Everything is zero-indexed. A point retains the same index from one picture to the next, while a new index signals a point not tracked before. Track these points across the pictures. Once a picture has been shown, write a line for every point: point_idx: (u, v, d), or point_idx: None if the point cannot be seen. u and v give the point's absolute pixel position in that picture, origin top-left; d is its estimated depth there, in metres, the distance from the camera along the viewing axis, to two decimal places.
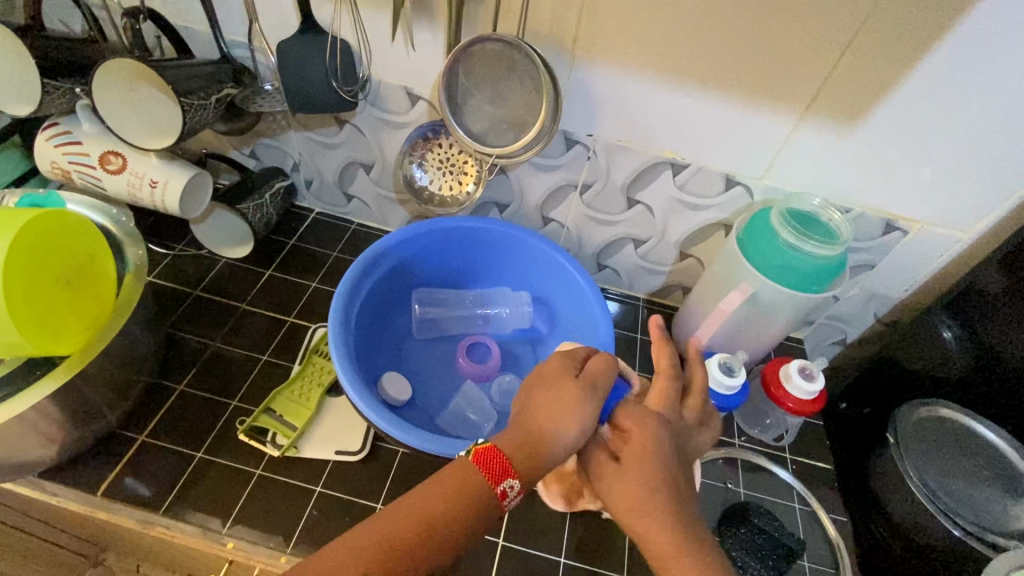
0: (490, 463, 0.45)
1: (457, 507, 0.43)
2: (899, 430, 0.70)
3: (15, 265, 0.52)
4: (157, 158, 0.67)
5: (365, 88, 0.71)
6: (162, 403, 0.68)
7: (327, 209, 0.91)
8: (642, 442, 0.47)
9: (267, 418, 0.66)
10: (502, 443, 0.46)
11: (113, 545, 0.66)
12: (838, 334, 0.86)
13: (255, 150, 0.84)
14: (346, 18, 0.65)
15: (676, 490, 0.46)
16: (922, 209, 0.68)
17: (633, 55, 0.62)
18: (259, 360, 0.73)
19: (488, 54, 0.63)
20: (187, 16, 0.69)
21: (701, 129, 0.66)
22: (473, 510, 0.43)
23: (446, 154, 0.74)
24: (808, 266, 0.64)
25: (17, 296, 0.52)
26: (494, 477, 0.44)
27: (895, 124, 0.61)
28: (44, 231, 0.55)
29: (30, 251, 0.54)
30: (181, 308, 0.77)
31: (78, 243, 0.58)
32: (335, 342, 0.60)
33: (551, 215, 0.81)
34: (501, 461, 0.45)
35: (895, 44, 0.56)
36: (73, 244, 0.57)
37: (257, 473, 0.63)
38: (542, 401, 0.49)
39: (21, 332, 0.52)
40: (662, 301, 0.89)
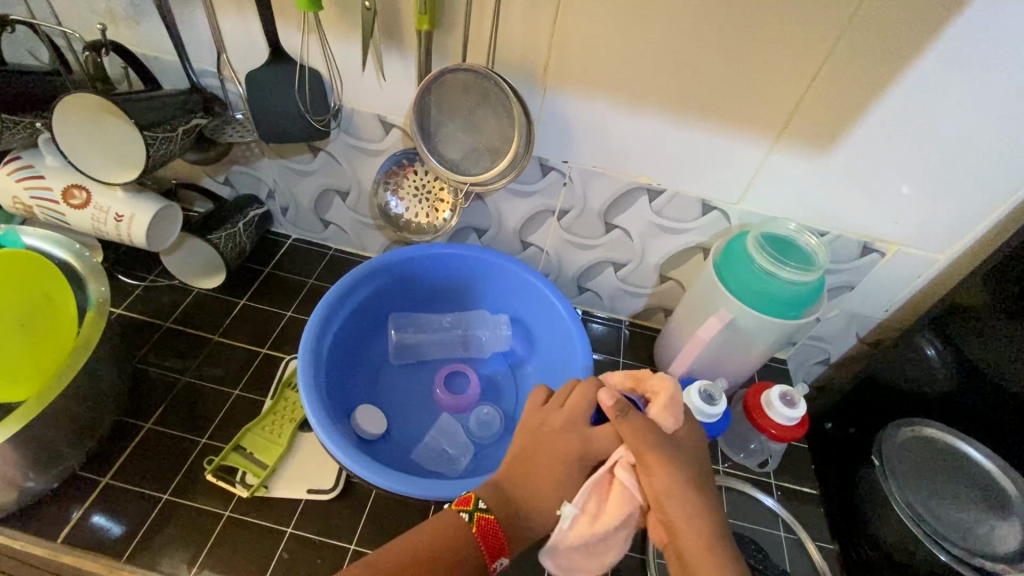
0: (491, 543, 0.48)
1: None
2: (883, 452, 0.68)
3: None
4: (122, 190, 0.66)
5: (337, 116, 0.70)
6: (128, 442, 0.66)
7: (304, 235, 0.90)
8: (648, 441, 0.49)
9: (236, 456, 0.64)
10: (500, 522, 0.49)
11: None
12: (820, 354, 0.86)
13: (229, 177, 0.83)
14: (314, 48, 0.64)
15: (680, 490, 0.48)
16: (898, 231, 0.68)
17: (606, 84, 0.62)
18: (231, 395, 0.71)
19: (459, 83, 0.62)
20: (156, 47, 0.68)
21: (676, 156, 0.66)
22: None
23: (422, 181, 0.73)
24: (782, 292, 0.64)
25: None
26: (490, 556, 0.48)
27: (866, 148, 0.62)
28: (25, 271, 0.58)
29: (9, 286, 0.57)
30: (151, 341, 0.75)
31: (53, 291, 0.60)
32: (304, 378, 0.59)
33: (529, 240, 0.81)
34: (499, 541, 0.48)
35: (862, 71, 0.56)
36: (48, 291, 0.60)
37: (226, 515, 0.61)
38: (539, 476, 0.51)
39: None
40: (644, 324, 0.89)
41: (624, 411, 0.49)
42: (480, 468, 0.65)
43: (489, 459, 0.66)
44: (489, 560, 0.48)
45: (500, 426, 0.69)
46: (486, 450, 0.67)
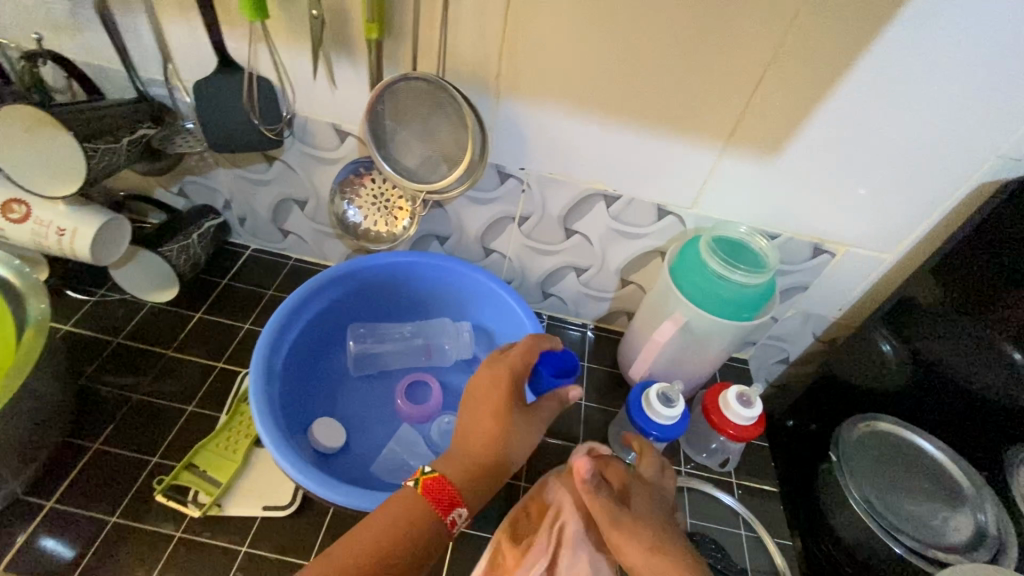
0: (438, 497, 0.51)
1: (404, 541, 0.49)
2: (841, 448, 0.70)
3: None
4: (64, 203, 0.63)
5: (290, 124, 0.69)
6: (75, 464, 0.63)
7: (263, 245, 0.88)
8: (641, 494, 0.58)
9: (189, 475, 0.62)
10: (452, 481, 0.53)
11: None
12: (780, 353, 0.87)
13: (184, 187, 0.81)
14: (263, 56, 0.63)
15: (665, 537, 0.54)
16: (846, 233, 0.70)
17: (557, 92, 0.62)
18: (185, 412, 0.69)
19: (411, 91, 0.62)
20: (101, 54, 0.66)
21: (630, 162, 0.67)
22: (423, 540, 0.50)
23: (380, 189, 0.71)
24: (735, 295, 0.65)
25: None
26: (443, 509, 0.51)
27: (812, 152, 0.63)
28: None
29: None
30: (101, 357, 0.72)
31: None
32: (256, 393, 0.58)
33: (491, 246, 0.81)
34: (452, 495, 0.52)
35: (805, 76, 0.57)
36: None
37: (177, 537, 0.59)
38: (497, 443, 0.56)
39: None
40: (608, 327, 0.89)
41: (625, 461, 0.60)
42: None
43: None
44: (442, 513, 0.51)
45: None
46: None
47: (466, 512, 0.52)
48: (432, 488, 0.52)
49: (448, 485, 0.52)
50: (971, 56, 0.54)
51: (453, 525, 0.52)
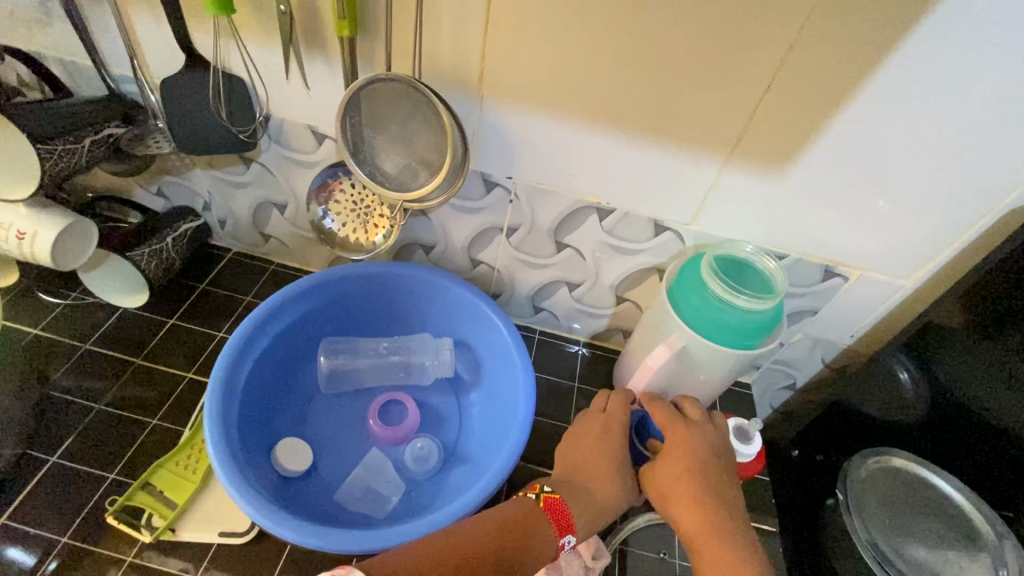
0: (557, 516, 0.53)
1: (524, 542, 0.50)
2: (848, 485, 0.65)
3: None
4: (24, 206, 0.60)
5: (265, 126, 0.65)
6: (29, 477, 0.61)
7: (245, 248, 0.85)
8: (681, 443, 0.57)
9: (144, 495, 0.59)
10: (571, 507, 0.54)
11: None
12: (786, 379, 0.82)
13: (162, 188, 0.78)
14: (232, 54, 0.59)
15: (703, 486, 0.55)
16: (860, 256, 0.64)
17: (545, 98, 0.57)
18: (148, 425, 0.66)
19: (387, 93, 0.57)
20: (69, 50, 0.63)
21: (625, 175, 0.62)
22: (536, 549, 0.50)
23: (354, 195, 0.68)
24: (736, 321, 0.59)
25: None
26: (560, 529, 0.52)
27: (823, 169, 0.58)
28: None
29: None
30: (68, 362, 0.70)
31: None
32: (211, 417, 0.55)
33: (478, 257, 0.76)
34: (567, 518, 0.53)
35: (820, 84, 0.51)
36: None
37: (128, 561, 0.57)
38: (587, 481, 0.57)
39: None
40: (603, 345, 0.84)
41: (674, 417, 0.60)
42: (408, 509, 0.61)
43: (421, 499, 0.62)
44: (558, 533, 0.52)
45: (436, 462, 0.65)
46: (420, 488, 0.63)
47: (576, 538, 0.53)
48: (556, 505, 0.53)
49: (567, 507, 0.53)
50: (1010, 65, 0.48)
51: (562, 548, 0.52)
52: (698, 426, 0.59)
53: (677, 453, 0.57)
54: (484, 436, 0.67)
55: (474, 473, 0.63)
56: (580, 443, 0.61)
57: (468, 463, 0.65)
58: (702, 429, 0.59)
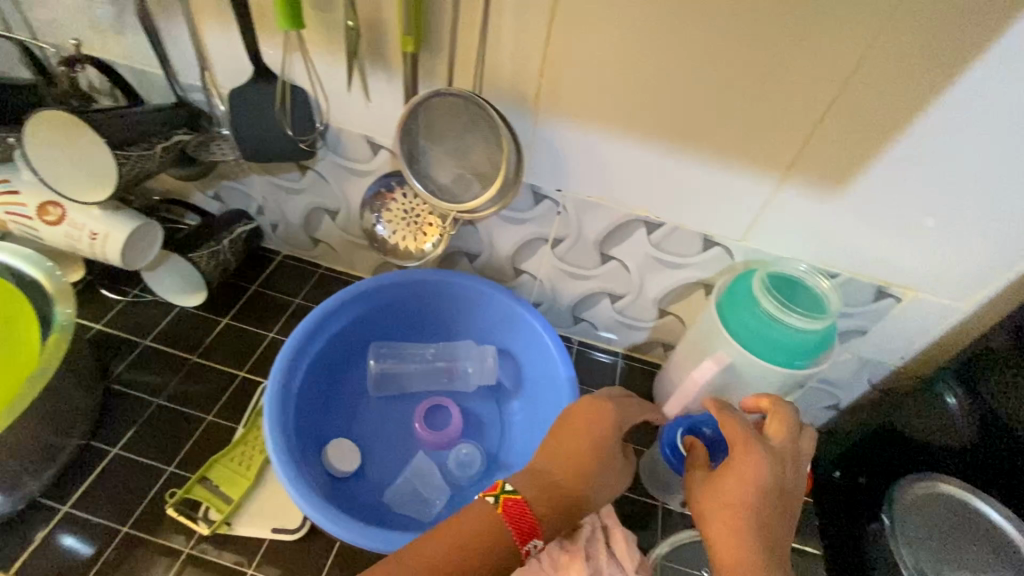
0: (520, 520, 0.48)
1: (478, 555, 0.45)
2: (893, 511, 0.63)
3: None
4: (98, 209, 0.63)
5: (324, 136, 0.67)
6: (94, 467, 0.63)
7: (294, 251, 0.87)
8: (749, 467, 0.48)
9: (201, 489, 0.62)
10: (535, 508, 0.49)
11: None
12: (830, 399, 0.80)
13: (219, 192, 0.81)
14: (297, 66, 0.61)
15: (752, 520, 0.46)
16: (916, 278, 0.63)
17: (600, 113, 0.58)
18: (203, 421, 0.69)
19: (446, 107, 0.59)
20: (140, 59, 0.66)
21: (676, 191, 0.62)
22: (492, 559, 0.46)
23: (408, 205, 0.69)
24: (789, 340, 0.59)
25: None
26: (522, 535, 0.47)
27: (880, 190, 0.57)
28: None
29: None
30: (128, 357, 0.73)
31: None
32: (271, 413, 0.57)
33: (522, 267, 0.77)
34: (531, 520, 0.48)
35: (882, 104, 0.51)
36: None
37: (186, 552, 0.59)
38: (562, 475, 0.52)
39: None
40: (643, 357, 0.84)
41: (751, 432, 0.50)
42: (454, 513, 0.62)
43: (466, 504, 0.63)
44: (520, 540, 0.47)
45: (479, 468, 0.66)
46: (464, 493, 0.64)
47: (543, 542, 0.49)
48: (513, 509, 0.48)
49: (530, 509, 0.48)
50: None
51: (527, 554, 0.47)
52: (775, 452, 0.49)
53: (741, 475, 0.48)
54: (526, 445, 0.68)
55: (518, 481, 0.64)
56: (557, 434, 0.56)
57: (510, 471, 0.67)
58: (779, 455, 0.50)
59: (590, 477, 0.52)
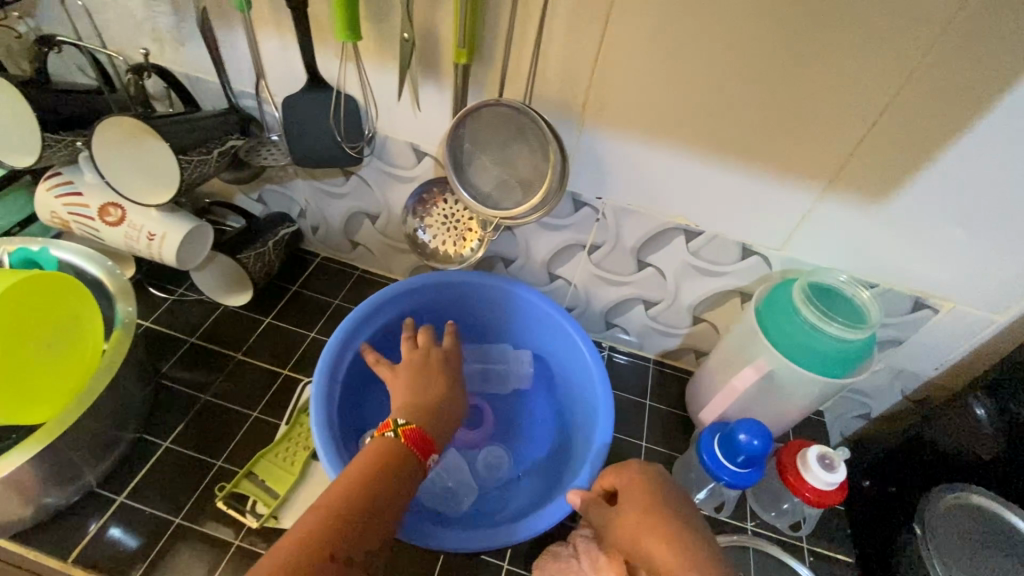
0: (416, 441, 0.53)
1: (387, 480, 0.48)
2: (926, 523, 0.63)
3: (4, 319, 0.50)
4: (156, 210, 0.65)
5: (371, 142, 0.69)
6: (146, 460, 0.65)
7: (333, 254, 0.90)
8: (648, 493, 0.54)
9: (248, 484, 0.63)
10: (426, 431, 0.55)
11: None
12: (861, 408, 0.81)
13: (263, 195, 0.83)
14: (351, 75, 0.63)
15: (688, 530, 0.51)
16: (954, 289, 0.63)
17: (646, 124, 0.59)
18: (249, 417, 0.71)
19: (494, 116, 0.61)
20: (197, 67, 0.68)
21: (717, 200, 0.63)
22: (402, 483, 0.49)
23: (450, 211, 0.71)
24: (829, 348, 0.60)
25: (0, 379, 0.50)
26: (421, 452, 0.52)
27: (922, 202, 0.57)
28: (39, 294, 0.52)
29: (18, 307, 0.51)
30: (176, 354, 0.75)
31: (46, 394, 0.53)
32: (317, 403, 0.58)
33: (557, 272, 0.79)
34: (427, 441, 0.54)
35: (929, 119, 0.51)
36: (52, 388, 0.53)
37: (235, 544, 0.60)
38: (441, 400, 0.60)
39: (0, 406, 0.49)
40: (674, 363, 0.85)
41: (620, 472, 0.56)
42: (480, 509, 0.65)
43: (492, 504, 0.65)
44: (421, 455, 0.52)
45: (506, 470, 0.69)
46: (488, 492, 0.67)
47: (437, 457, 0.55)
48: (412, 435, 0.53)
49: (421, 429, 0.54)
50: None
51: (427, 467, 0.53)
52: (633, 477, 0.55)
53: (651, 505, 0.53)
54: (557, 448, 0.69)
55: (544, 485, 0.66)
56: (423, 367, 0.62)
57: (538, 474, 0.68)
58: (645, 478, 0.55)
59: (459, 408, 0.61)
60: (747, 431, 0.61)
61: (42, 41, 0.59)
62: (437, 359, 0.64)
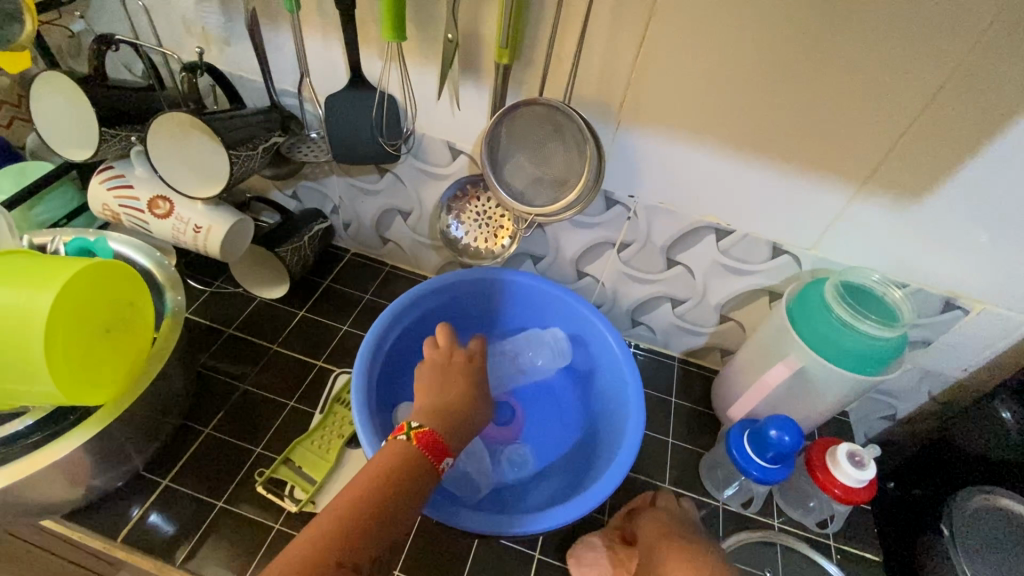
0: (430, 446, 0.50)
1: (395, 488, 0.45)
2: (953, 521, 0.64)
3: (70, 309, 0.49)
4: (202, 203, 0.67)
5: (408, 141, 0.71)
6: (188, 446, 0.68)
7: (363, 250, 0.92)
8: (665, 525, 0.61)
9: (286, 469, 0.65)
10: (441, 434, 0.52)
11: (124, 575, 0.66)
12: (886, 410, 0.80)
13: (297, 191, 0.86)
14: (393, 75, 0.65)
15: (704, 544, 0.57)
16: (986, 290, 0.64)
17: (682, 123, 0.60)
18: (286, 406, 0.73)
19: (532, 115, 0.63)
20: (242, 66, 0.71)
21: (749, 199, 0.64)
22: (414, 490, 0.46)
23: (483, 208, 0.74)
24: (861, 346, 0.61)
25: (67, 363, 0.49)
26: (435, 456, 0.49)
27: (956, 204, 0.58)
28: (99, 280, 0.52)
29: (83, 297, 0.50)
30: (214, 345, 0.77)
31: (111, 377, 0.53)
32: (357, 383, 0.60)
33: (586, 270, 0.80)
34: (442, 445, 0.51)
35: (966, 121, 0.52)
36: (114, 371, 0.54)
37: (276, 528, 0.62)
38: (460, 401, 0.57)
39: (64, 391, 0.49)
40: (699, 362, 0.86)
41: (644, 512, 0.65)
42: (499, 499, 0.66)
43: (510, 495, 0.66)
44: (435, 459, 0.49)
45: (528, 464, 0.70)
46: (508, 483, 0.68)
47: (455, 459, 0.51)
48: (425, 439, 0.50)
49: (435, 432, 0.51)
50: None
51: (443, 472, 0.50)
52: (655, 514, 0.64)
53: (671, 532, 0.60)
54: (581, 445, 0.70)
55: (564, 485, 0.67)
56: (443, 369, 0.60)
57: (559, 474, 0.69)
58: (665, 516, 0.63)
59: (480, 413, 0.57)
60: (784, 430, 0.61)
61: (100, 41, 0.61)
62: (455, 361, 0.62)
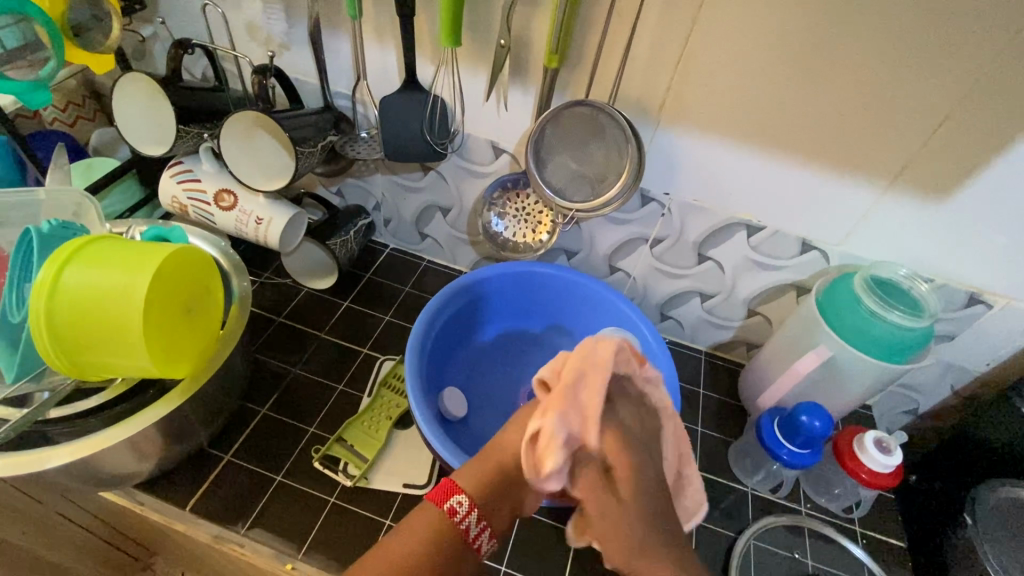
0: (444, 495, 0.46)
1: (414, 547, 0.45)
2: (976, 511, 0.66)
3: (165, 290, 0.54)
4: (263, 196, 0.72)
5: (454, 140, 0.75)
6: (245, 425, 0.72)
7: (401, 245, 0.96)
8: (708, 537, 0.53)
9: (339, 448, 0.70)
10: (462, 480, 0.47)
11: (181, 545, 0.70)
12: (909, 404, 0.83)
13: (342, 188, 0.90)
14: (445, 77, 0.70)
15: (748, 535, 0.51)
16: (1008, 286, 0.67)
17: (719, 124, 0.64)
18: (335, 390, 0.77)
19: (576, 116, 0.67)
20: (301, 70, 0.76)
21: (780, 197, 0.68)
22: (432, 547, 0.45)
23: (526, 205, 0.78)
24: (887, 336, 0.64)
25: (160, 338, 0.53)
26: (441, 502, 0.46)
27: (981, 202, 0.61)
28: (185, 263, 0.56)
29: (174, 280, 0.55)
30: (266, 332, 0.81)
31: (191, 351, 0.58)
32: (411, 360, 0.65)
33: (618, 265, 0.84)
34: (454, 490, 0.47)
35: (991, 123, 0.55)
36: (194, 346, 0.58)
37: (331, 501, 0.66)
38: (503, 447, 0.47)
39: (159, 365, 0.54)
40: (725, 356, 0.90)
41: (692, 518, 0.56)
42: None
43: None
44: (443, 502, 0.46)
45: None
46: None
47: (468, 498, 0.46)
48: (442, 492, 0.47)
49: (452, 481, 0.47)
50: None
51: (455, 514, 0.46)
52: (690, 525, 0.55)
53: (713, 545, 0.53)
54: None
55: None
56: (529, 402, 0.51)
57: None
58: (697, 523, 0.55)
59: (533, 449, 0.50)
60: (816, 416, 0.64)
61: (179, 45, 0.66)
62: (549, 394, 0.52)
